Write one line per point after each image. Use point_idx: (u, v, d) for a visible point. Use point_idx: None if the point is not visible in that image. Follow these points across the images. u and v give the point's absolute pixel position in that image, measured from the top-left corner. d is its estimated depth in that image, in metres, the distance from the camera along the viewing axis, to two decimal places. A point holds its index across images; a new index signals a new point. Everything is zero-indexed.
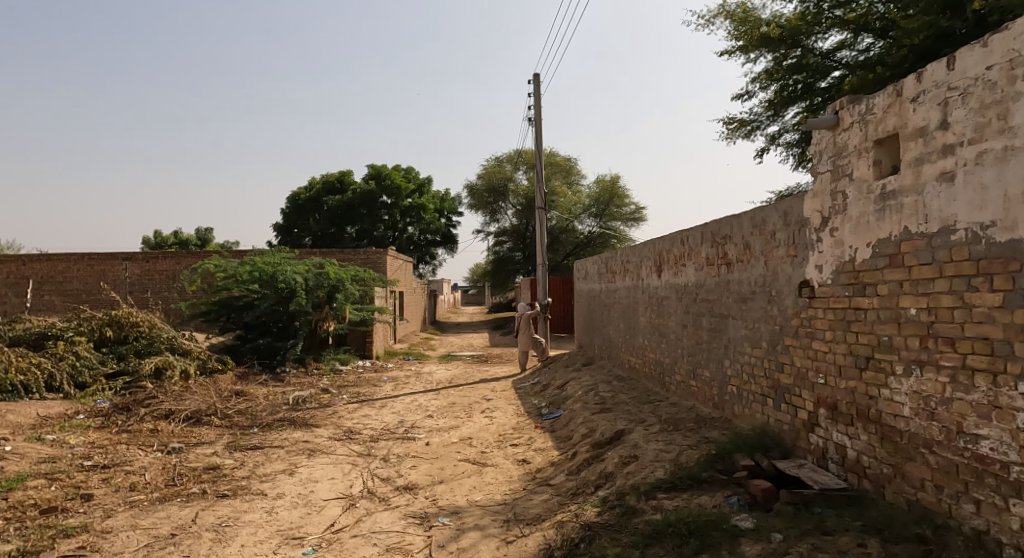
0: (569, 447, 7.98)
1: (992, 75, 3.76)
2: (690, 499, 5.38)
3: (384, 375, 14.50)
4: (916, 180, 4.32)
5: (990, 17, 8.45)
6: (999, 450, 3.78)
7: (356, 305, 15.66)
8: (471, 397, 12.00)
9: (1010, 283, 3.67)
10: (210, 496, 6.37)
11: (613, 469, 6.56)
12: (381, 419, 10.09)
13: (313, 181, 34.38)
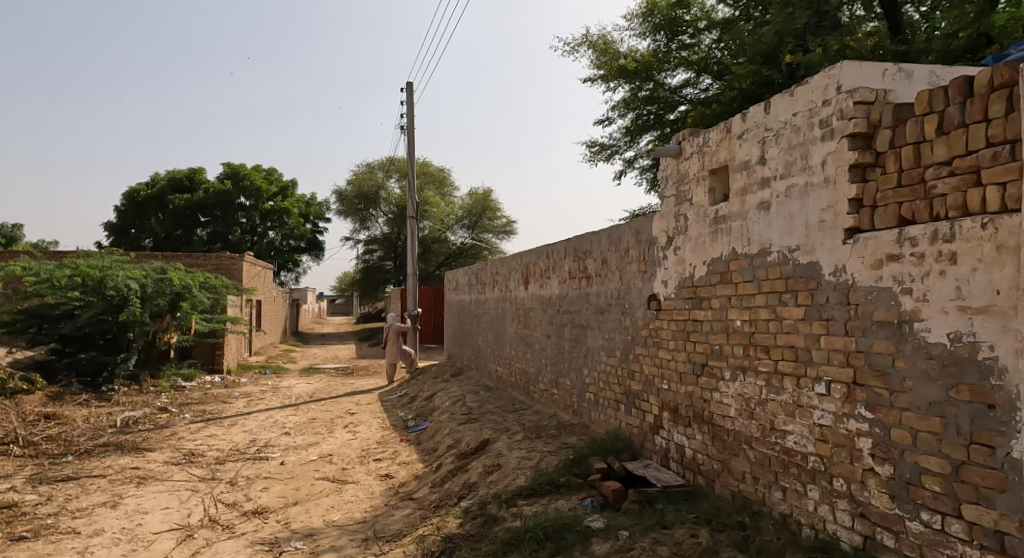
0: (434, 459, 8.08)
1: (797, 121, 4.35)
2: (548, 504, 5.68)
3: (236, 390, 13.82)
4: (742, 208, 4.91)
5: (799, 71, 9.65)
6: (801, 443, 4.31)
7: (204, 315, 14.81)
8: (334, 411, 11.77)
9: (809, 299, 4.22)
10: (4, 541, 5.83)
11: (477, 479, 6.76)
12: (230, 439, 9.65)
13: (155, 178, 31.93)
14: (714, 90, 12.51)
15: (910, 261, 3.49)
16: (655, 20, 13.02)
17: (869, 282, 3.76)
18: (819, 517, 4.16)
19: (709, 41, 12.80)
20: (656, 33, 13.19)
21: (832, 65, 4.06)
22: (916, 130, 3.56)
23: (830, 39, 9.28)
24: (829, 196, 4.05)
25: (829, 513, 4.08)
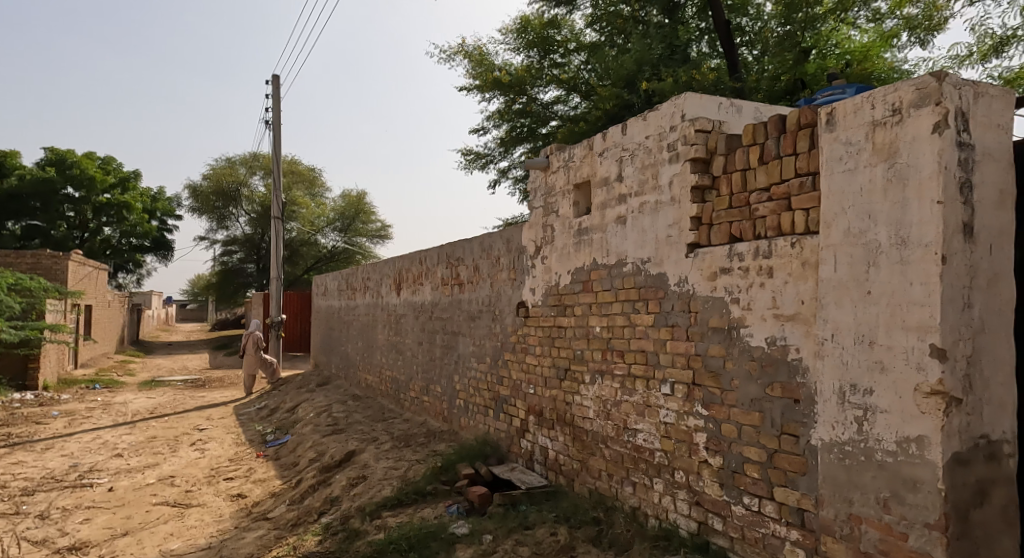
0: (293, 474, 7.85)
1: (649, 143, 4.73)
2: (413, 514, 5.72)
3: (54, 409, 12.55)
4: (602, 220, 5.24)
5: (654, 98, 10.36)
6: (649, 441, 4.67)
7: (13, 322, 13.35)
8: (177, 428, 11.06)
9: (658, 307, 4.59)
10: None
11: (339, 492, 6.67)
12: (46, 465, 8.81)
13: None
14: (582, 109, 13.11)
15: (738, 274, 3.91)
16: (529, 37, 13.58)
17: (706, 291, 4.16)
18: (663, 508, 4.53)
19: (578, 62, 13.41)
20: (529, 49, 13.69)
21: (677, 95, 4.46)
22: (744, 159, 4.01)
23: (680, 71, 10.01)
24: (674, 213, 4.45)
25: (670, 503, 4.45)
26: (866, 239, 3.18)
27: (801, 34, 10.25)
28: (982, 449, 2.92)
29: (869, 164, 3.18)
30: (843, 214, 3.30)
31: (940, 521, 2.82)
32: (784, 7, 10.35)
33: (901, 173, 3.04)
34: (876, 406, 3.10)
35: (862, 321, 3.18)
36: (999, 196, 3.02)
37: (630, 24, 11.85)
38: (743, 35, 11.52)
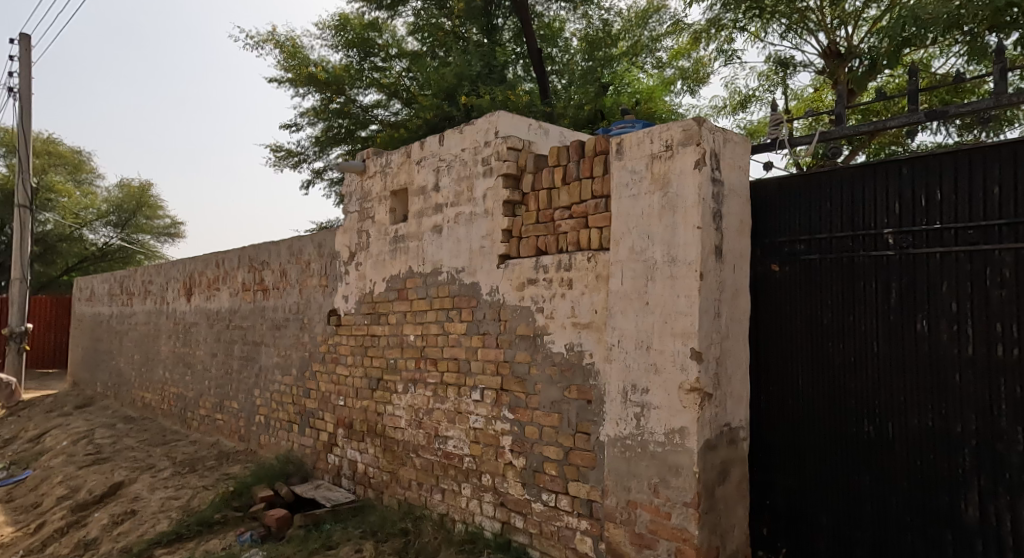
0: (34, 518, 6.97)
1: (464, 156, 4.90)
2: (196, 548, 5.32)
3: None
4: (418, 229, 5.31)
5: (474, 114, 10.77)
6: (458, 446, 4.80)
7: None
8: None
9: (470, 315, 4.75)
10: None
11: (97, 533, 6.07)
12: None
13: None
14: (403, 115, 13.12)
15: (543, 284, 4.18)
16: (348, 36, 13.41)
17: (515, 300, 4.39)
18: (469, 511, 4.67)
19: (399, 68, 13.46)
20: (348, 49, 13.50)
21: (491, 112, 4.68)
22: (549, 178, 4.30)
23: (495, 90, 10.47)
24: (487, 225, 4.64)
25: (477, 506, 4.60)
26: (645, 257, 3.62)
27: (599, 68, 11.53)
28: (726, 435, 3.49)
29: (649, 191, 3.64)
30: (628, 234, 3.71)
31: (694, 498, 3.29)
32: (587, 44, 11.74)
33: (672, 202, 3.52)
34: (651, 403, 3.53)
35: (641, 329, 3.60)
36: (739, 225, 3.65)
37: (451, 38, 12.25)
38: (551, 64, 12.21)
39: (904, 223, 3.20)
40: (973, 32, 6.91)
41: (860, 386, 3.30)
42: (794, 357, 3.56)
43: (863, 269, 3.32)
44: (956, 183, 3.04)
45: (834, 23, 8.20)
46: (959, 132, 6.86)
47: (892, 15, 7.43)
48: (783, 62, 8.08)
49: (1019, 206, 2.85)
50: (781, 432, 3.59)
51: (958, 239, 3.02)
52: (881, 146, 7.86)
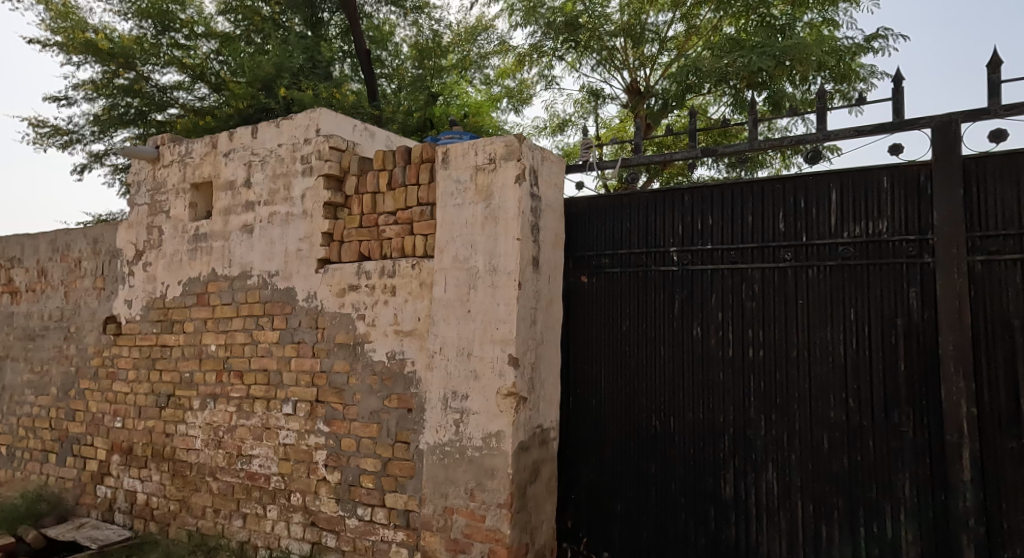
0: None
1: (280, 151, 4.63)
2: None
3: None
4: (224, 228, 4.90)
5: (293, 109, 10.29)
6: (265, 465, 4.46)
7: None
8: None
9: (283, 322, 4.47)
10: None
11: None
12: None
13: None
14: (208, 102, 11.84)
15: (364, 290, 4.07)
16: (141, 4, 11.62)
17: (334, 307, 4.21)
18: (275, 536, 4.35)
19: (206, 49, 12.17)
20: (141, 19, 11.76)
21: (312, 108, 4.49)
22: (374, 182, 4.22)
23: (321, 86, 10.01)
24: (305, 227, 4.41)
25: (284, 529, 4.30)
26: (468, 265, 3.67)
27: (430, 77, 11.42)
28: (538, 436, 3.66)
29: (472, 201, 3.70)
30: (453, 241, 3.73)
31: (506, 498, 3.40)
32: (417, 52, 11.61)
33: (494, 213, 3.62)
34: (470, 409, 3.57)
35: (462, 336, 3.63)
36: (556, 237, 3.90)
37: (270, 25, 11.72)
38: (382, 68, 11.96)
39: (683, 242, 3.90)
40: (735, 88, 8.09)
41: (646, 377, 3.92)
42: (592, 353, 4.11)
43: (652, 280, 3.96)
44: (721, 214, 3.82)
45: (635, 63, 9.21)
46: (728, 168, 7.97)
47: (681, 63, 8.51)
48: (593, 93, 8.69)
49: (764, 236, 3.70)
50: (578, 417, 4.13)
51: (723, 258, 3.78)
52: (669, 178, 8.79)
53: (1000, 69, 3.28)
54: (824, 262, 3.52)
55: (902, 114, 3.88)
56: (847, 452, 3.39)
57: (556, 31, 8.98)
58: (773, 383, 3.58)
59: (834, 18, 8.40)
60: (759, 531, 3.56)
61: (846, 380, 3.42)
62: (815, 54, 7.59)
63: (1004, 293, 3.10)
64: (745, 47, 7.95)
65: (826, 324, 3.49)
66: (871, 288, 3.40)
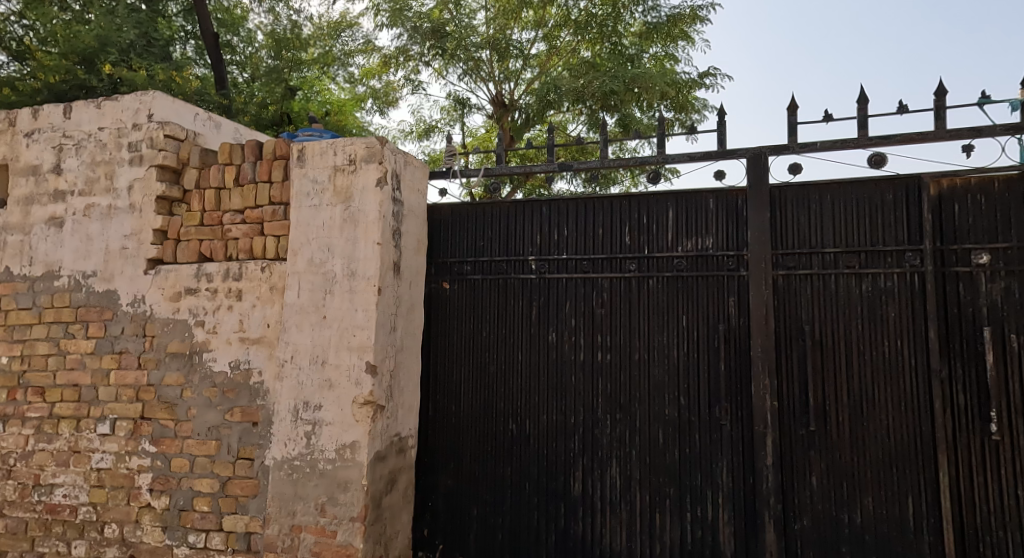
0: None
1: (102, 136, 4.48)
2: None
3: None
4: (25, 220, 4.59)
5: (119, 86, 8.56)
6: (70, 496, 4.27)
7: None
8: None
9: (100, 330, 4.36)
10: None
11: None
12: None
13: None
14: (7, 73, 9.81)
15: (204, 295, 4.22)
16: None
17: (166, 314, 4.26)
18: None
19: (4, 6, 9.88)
20: None
21: (144, 92, 4.43)
22: (219, 176, 4.41)
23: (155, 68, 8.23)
24: (132, 223, 4.36)
25: None
26: (324, 269, 4.07)
27: (287, 71, 9.49)
28: (395, 444, 4.27)
29: (330, 204, 4.12)
30: (307, 245, 4.12)
31: (361, 512, 3.76)
32: (274, 41, 9.56)
33: (353, 216, 4.07)
34: (323, 419, 3.91)
35: (316, 344, 4.00)
36: (416, 243, 4.71)
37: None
38: (232, 55, 9.50)
39: (541, 252, 4.80)
40: (591, 108, 8.63)
41: (511, 374, 4.76)
42: (463, 352, 4.89)
43: (512, 286, 4.83)
44: (577, 228, 4.75)
45: (501, 76, 9.24)
46: (586, 183, 8.47)
47: (543, 80, 8.88)
48: (462, 100, 8.51)
49: (614, 248, 4.66)
50: (452, 411, 4.87)
51: (576, 268, 4.71)
52: (531, 190, 9.05)
53: (794, 111, 4.21)
54: (662, 273, 4.53)
55: (720, 143, 4.39)
56: (677, 447, 4.38)
57: (422, 35, 8.95)
58: (619, 383, 4.53)
59: (674, 53, 9.33)
60: (605, 524, 4.47)
61: (675, 382, 4.42)
62: (658, 85, 8.38)
63: (793, 300, 4.23)
64: (600, 70, 8.57)
65: (662, 330, 4.49)
66: (696, 297, 4.43)
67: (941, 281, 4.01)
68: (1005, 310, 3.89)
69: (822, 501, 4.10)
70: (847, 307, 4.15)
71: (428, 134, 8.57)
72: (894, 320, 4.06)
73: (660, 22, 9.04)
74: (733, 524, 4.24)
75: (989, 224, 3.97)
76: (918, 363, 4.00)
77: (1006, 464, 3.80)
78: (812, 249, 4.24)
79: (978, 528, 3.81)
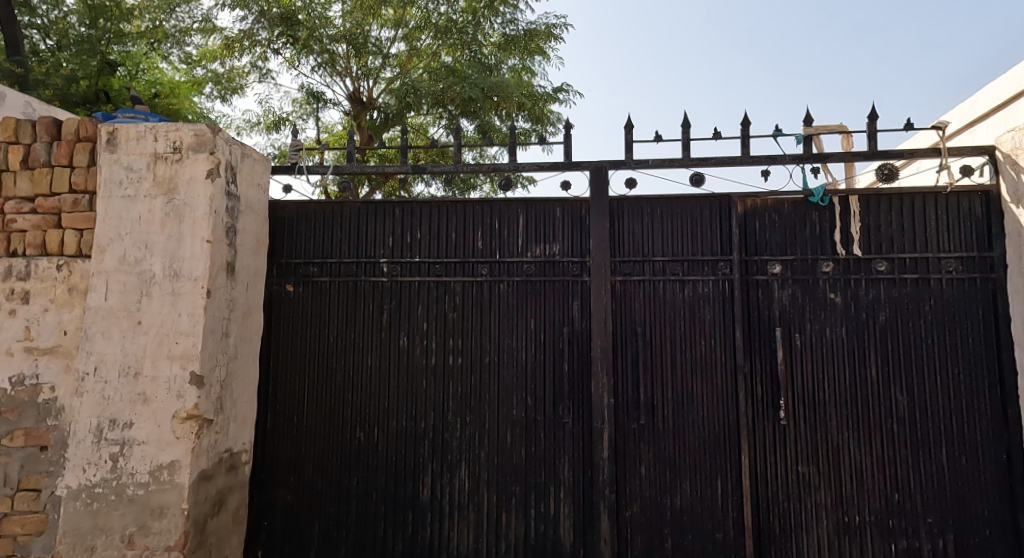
0: None
1: None
2: None
3: None
4: None
5: None
6: None
7: None
8: None
9: None
10: None
11: None
12: None
13: None
14: None
15: None
16: None
17: None
18: None
19: None
20: None
21: None
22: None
23: None
24: None
25: None
26: (140, 269, 3.64)
27: (105, 44, 8.59)
28: (225, 461, 3.87)
29: (149, 195, 3.69)
30: (119, 240, 3.65)
31: (179, 539, 3.41)
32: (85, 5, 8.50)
33: (178, 210, 3.68)
34: (134, 439, 3.50)
35: (128, 353, 3.57)
36: (255, 242, 4.33)
37: None
38: (30, 16, 8.28)
39: (393, 255, 4.61)
40: (452, 113, 8.52)
41: (359, 381, 4.52)
42: (305, 358, 4.57)
43: (363, 290, 4.59)
44: (429, 231, 4.62)
45: (359, 73, 8.91)
46: (445, 186, 8.35)
47: (402, 80, 8.64)
48: (316, 95, 7.99)
49: (465, 252, 4.58)
50: (293, 423, 4.52)
51: (429, 272, 4.57)
52: (390, 192, 8.64)
53: (631, 129, 4.42)
54: (512, 277, 4.51)
55: (567, 155, 4.46)
56: (523, 446, 4.37)
57: (270, 21, 8.39)
58: (469, 386, 4.45)
59: (532, 67, 9.47)
60: (451, 528, 4.36)
61: (523, 384, 4.42)
62: (516, 95, 8.49)
63: (628, 303, 4.39)
64: (460, 76, 8.46)
65: (511, 333, 4.46)
66: (543, 301, 4.46)
67: (745, 288, 4.35)
68: (793, 313, 4.30)
69: (649, 489, 4.27)
70: (675, 309, 4.37)
71: (278, 127, 8.01)
72: (710, 321, 4.34)
73: (518, 35, 9.14)
74: (573, 516, 4.29)
75: (782, 239, 4.38)
76: (728, 359, 4.30)
77: (791, 445, 4.21)
78: (644, 257, 4.43)
79: (770, 501, 4.19)
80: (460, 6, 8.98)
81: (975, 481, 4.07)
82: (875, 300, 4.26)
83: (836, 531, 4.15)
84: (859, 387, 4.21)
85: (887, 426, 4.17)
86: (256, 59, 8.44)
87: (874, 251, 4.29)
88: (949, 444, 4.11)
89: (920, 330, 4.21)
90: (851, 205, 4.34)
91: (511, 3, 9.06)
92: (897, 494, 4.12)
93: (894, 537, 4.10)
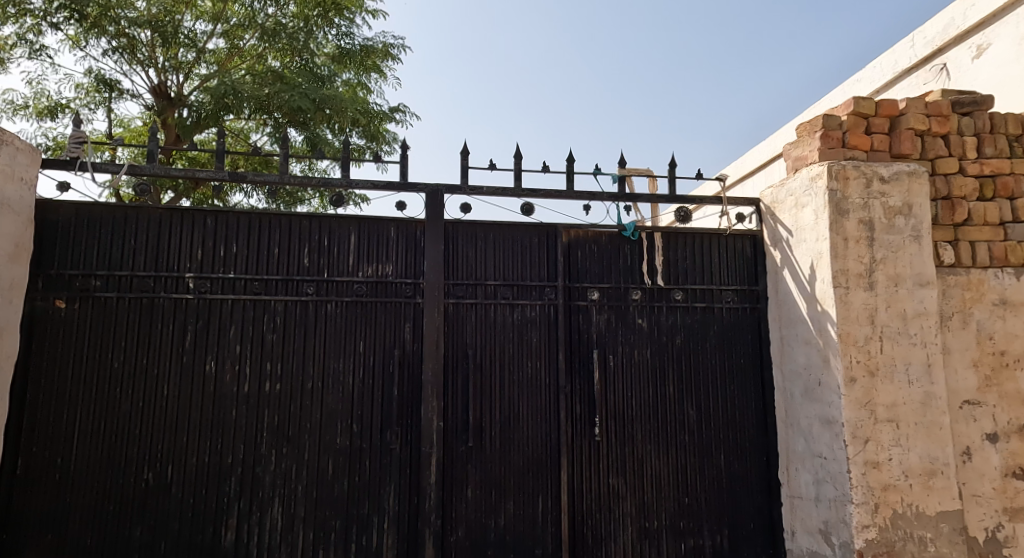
0: None
1: None
2: None
3: None
4: None
5: None
6: None
7: None
8: None
9: None
10: None
11: None
12: None
13: None
14: None
15: None
16: None
17: None
18: None
19: None
20: None
21: None
22: None
23: None
24: None
25: None
26: None
27: None
28: None
29: None
30: None
31: None
32: None
33: None
34: None
35: None
36: (13, 249, 3.55)
37: None
38: None
39: (202, 270, 4.00)
40: (278, 121, 7.92)
41: (149, 413, 3.84)
42: (76, 388, 3.79)
43: (161, 308, 3.93)
44: (247, 245, 4.07)
45: (166, 65, 8.00)
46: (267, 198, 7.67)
47: (219, 79, 7.83)
48: (107, 82, 7.00)
49: (290, 269, 4.09)
50: (57, 466, 3.72)
51: (246, 288, 4.03)
52: (200, 200, 7.82)
53: (465, 154, 4.24)
54: (341, 298, 4.10)
55: (404, 174, 4.17)
56: (345, 476, 3.95)
57: None
58: (288, 415, 3.96)
59: (367, 83, 9.05)
60: None
61: (348, 409, 4.01)
62: (349, 109, 8.06)
63: (460, 326, 4.16)
64: (288, 83, 7.81)
65: (337, 356, 4.04)
66: (373, 323, 4.10)
67: (568, 313, 4.31)
68: (609, 337, 4.32)
69: (474, 511, 4.03)
70: (504, 332, 4.21)
71: (53, 113, 6.88)
72: (536, 344, 4.23)
73: (353, 49, 8.74)
74: (396, 546, 3.93)
75: (599, 269, 4.40)
76: (552, 380, 4.21)
77: (603, 460, 4.20)
78: (477, 280, 4.24)
79: (583, 515, 4.14)
80: (290, 11, 8.32)
81: (749, 484, 4.29)
82: (673, 325, 4.39)
83: (638, 537, 4.17)
84: (659, 404, 4.30)
85: (682, 438, 4.29)
86: (27, 31, 7.24)
87: (672, 282, 4.45)
88: (728, 453, 4.31)
89: (706, 353, 4.39)
90: (656, 241, 4.48)
91: (346, 16, 8.64)
92: (688, 498, 4.24)
93: (683, 538, 4.20)
